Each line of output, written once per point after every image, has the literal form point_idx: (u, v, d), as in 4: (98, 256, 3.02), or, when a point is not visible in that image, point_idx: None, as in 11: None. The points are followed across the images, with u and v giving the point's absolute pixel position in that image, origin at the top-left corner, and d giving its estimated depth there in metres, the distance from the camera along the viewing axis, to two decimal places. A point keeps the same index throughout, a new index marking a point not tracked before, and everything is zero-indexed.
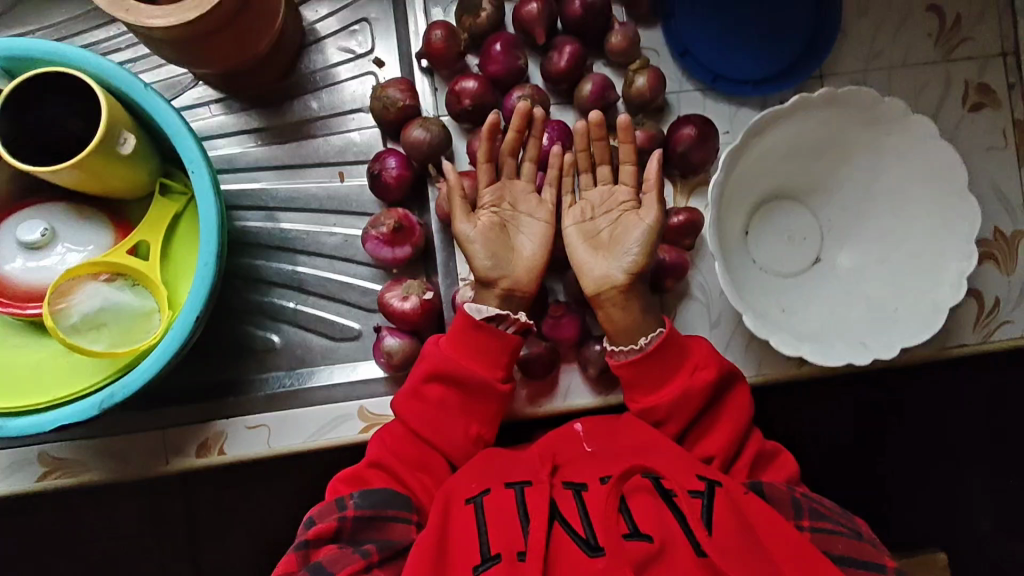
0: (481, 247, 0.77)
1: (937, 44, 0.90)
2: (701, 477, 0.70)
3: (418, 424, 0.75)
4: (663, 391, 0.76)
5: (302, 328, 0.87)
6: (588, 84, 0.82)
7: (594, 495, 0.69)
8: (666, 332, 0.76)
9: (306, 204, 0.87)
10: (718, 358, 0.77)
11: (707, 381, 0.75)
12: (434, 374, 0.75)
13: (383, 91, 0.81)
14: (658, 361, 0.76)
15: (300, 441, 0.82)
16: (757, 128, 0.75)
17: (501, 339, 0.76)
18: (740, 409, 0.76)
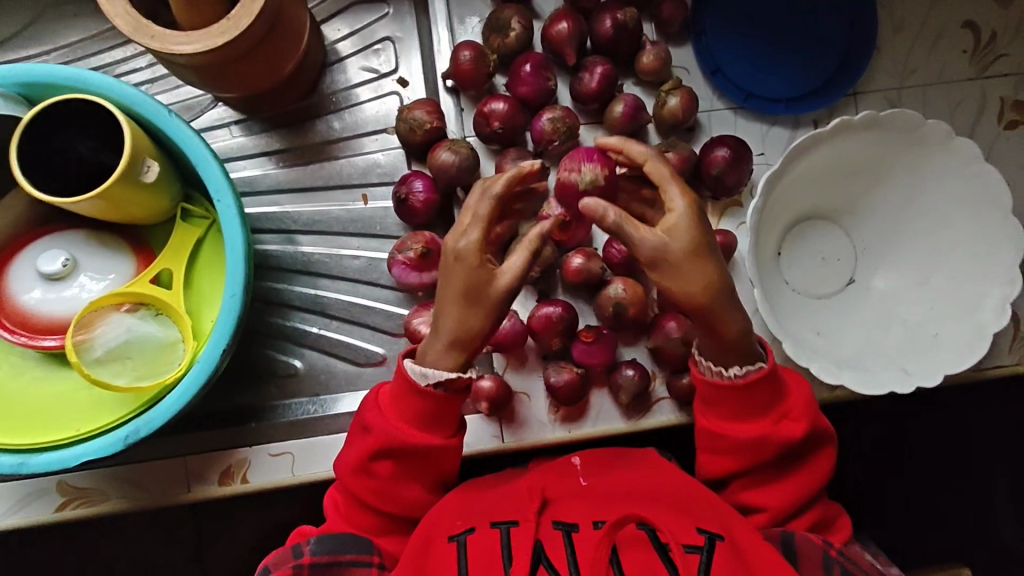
0: (452, 314, 0.64)
1: (972, 61, 0.88)
2: (703, 530, 0.66)
3: (370, 495, 0.70)
4: (749, 428, 0.68)
5: (324, 352, 0.85)
6: (620, 105, 0.81)
7: (585, 538, 0.65)
8: (766, 368, 0.66)
9: (328, 227, 0.85)
10: (814, 413, 0.69)
11: (791, 438, 0.68)
12: (382, 447, 0.69)
13: (410, 113, 0.80)
14: (753, 394, 0.67)
15: (326, 468, 0.80)
16: (798, 152, 0.73)
17: (445, 401, 0.67)
18: (813, 473, 0.72)
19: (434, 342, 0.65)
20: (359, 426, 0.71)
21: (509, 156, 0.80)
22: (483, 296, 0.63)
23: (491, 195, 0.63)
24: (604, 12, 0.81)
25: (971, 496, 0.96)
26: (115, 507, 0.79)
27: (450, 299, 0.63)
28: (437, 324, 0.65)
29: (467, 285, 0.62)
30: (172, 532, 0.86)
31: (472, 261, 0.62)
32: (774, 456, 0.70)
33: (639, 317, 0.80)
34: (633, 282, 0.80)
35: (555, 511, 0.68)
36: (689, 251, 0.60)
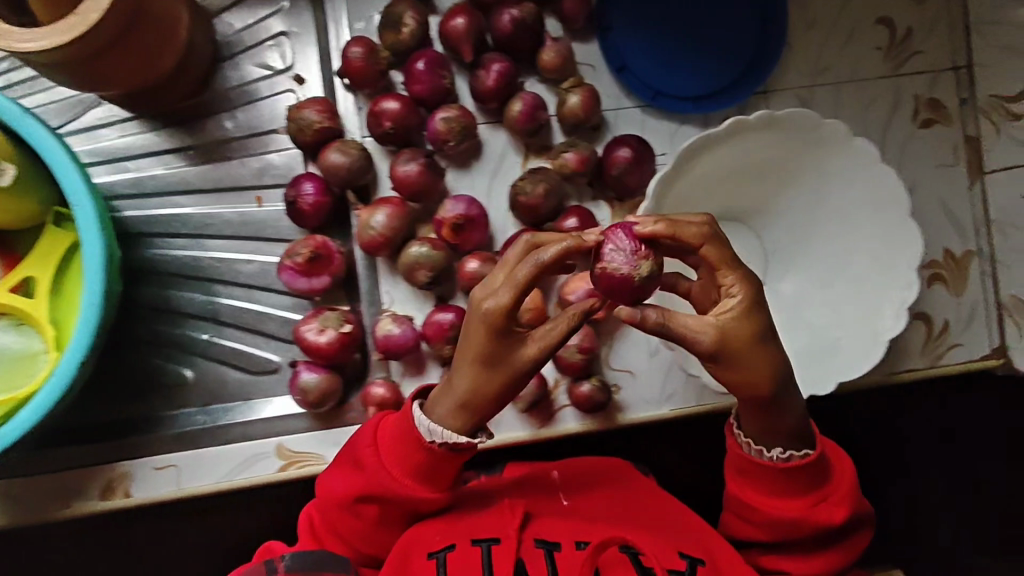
0: (478, 381, 0.61)
1: (887, 58, 0.86)
2: (685, 555, 0.66)
3: (350, 533, 0.67)
4: (794, 507, 0.64)
5: (216, 361, 0.82)
6: (518, 103, 0.78)
7: (568, 559, 0.65)
8: (814, 457, 0.63)
9: (218, 231, 0.82)
10: (856, 500, 0.66)
11: (826, 521, 0.64)
12: (368, 493, 0.65)
13: (299, 112, 0.77)
14: (795, 479, 0.64)
15: (212, 481, 0.79)
16: (690, 154, 0.70)
17: (452, 459, 0.65)
18: (847, 554, 0.67)
19: (445, 398, 0.63)
20: (353, 460, 0.67)
21: (401, 157, 0.77)
22: (507, 367, 0.60)
23: (536, 260, 0.56)
24: (501, 7, 0.77)
25: (897, 503, 0.93)
26: None
27: (466, 361, 0.61)
28: (450, 381, 0.63)
29: (486, 352, 0.60)
30: (62, 547, 0.83)
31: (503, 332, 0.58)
32: (815, 537, 0.66)
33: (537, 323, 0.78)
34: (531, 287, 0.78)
35: (541, 528, 0.68)
36: (729, 344, 0.57)
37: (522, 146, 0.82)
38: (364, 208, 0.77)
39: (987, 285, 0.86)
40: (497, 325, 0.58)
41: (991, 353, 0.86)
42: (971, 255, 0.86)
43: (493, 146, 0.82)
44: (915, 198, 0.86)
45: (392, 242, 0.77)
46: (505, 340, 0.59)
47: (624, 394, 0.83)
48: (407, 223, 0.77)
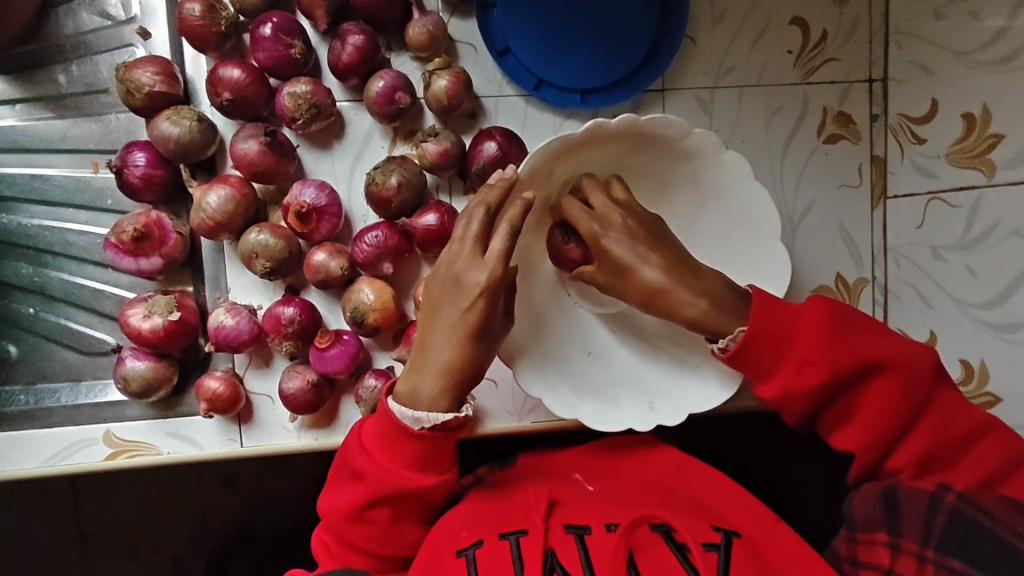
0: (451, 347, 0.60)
1: (797, 63, 0.79)
2: (719, 529, 0.64)
3: (369, 542, 0.64)
4: (768, 386, 0.60)
5: (44, 338, 0.76)
6: (378, 82, 0.71)
7: (599, 541, 0.61)
8: (750, 329, 0.59)
9: (48, 196, 0.75)
10: (835, 341, 0.59)
11: (817, 383, 0.59)
12: (375, 496, 0.62)
13: (129, 73, 0.68)
14: (754, 354, 0.59)
15: (33, 466, 0.73)
16: (545, 164, 0.64)
17: (445, 439, 0.61)
18: (902, 381, 0.58)
19: (424, 375, 0.60)
20: (348, 471, 0.64)
21: (242, 133, 0.69)
22: (485, 330, 0.60)
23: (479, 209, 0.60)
24: None
25: None
26: None
27: (445, 329, 0.60)
28: (426, 356, 0.60)
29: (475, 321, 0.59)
30: None
31: (477, 292, 0.59)
32: (819, 398, 0.60)
33: (386, 324, 0.72)
34: (383, 285, 0.72)
35: (564, 516, 0.64)
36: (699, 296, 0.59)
37: (390, 130, 0.75)
38: (199, 186, 0.70)
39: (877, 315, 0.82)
40: (490, 290, 0.59)
41: None
42: (864, 283, 0.82)
43: (358, 127, 0.75)
44: (812, 217, 0.81)
45: (232, 226, 0.70)
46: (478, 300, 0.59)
47: (485, 403, 0.78)
48: (248, 206, 0.71)
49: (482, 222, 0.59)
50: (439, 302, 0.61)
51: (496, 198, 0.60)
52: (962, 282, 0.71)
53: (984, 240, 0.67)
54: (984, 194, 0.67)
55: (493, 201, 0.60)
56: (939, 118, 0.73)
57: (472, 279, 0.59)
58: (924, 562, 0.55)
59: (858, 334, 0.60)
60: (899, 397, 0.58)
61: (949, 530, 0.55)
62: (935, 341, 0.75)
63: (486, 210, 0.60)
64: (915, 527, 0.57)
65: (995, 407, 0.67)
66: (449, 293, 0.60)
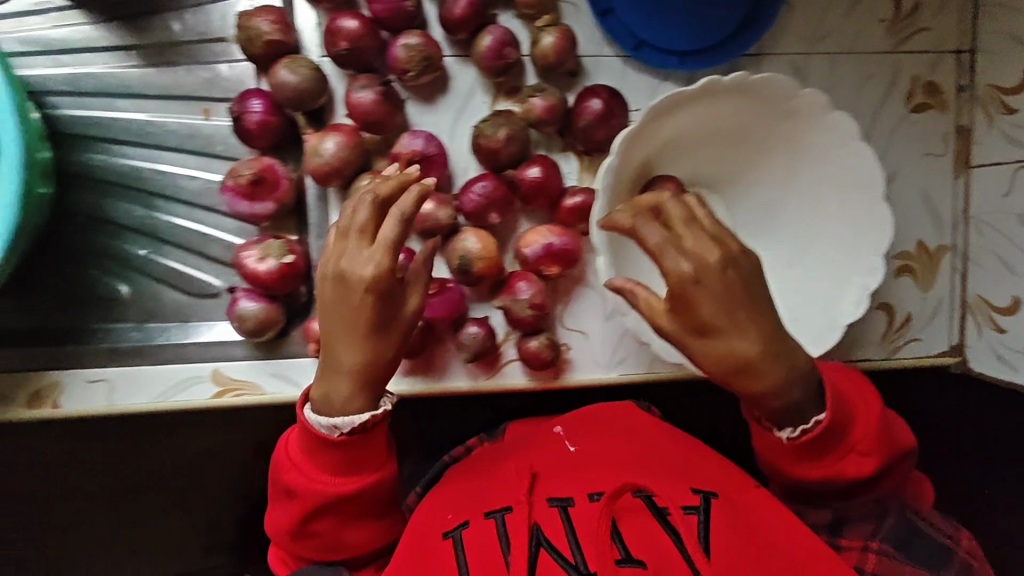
0: (350, 350, 0.60)
1: (889, 32, 0.81)
2: (698, 491, 0.64)
3: (317, 549, 0.66)
4: (812, 470, 0.61)
5: (155, 280, 0.79)
6: (486, 38, 0.72)
7: (582, 512, 0.61)
8: (827, 421, 0.58)
9: (163, 141, 0.77)
10: (881, 437, 0.62)
11: (869, 469, 0.61)
12: (314, 508, 0.63)
13: (249, 20, 0.70)
14: (820, 444, 0.59)
15: (145, 401, 0.76)
16: (653, 118, 0.66)
17: (369, 438, 0.62)
18: (902, 479, 0.66)
19: (335, 378, 0.60)
20: (280, 489, 0.65)
21: (356, 83, 0.72)
22: (379, 328, 0.60)
23: (373, 201, 0.59)
24: None
25: None
26: None
27: (337, 331, 0.60)
28: (335, 362, 0.60)
29: (368, 320, 0.59)
30: None
31: (360, 289, 0.58)
32: (843, 488, 0.63)
33: (489, 274, 0.75)
34: (486, 235, 0.74)
35: (548, 488, 0.64)
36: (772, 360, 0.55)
37: (492, 86, 0.77)
38: (314, 133, 0.72)
39: (953, 283, 0.85)
40: (376, 286, 0.58)
41: (947, 351, 0.85)
42: (944, 250, 0.84)
43: (461, 82, 0.77)
44: (897, 184, 0.83)
45: (344, 173, 0.72)
46: (387, 299, 0.60)
47: (574, 355, 0.81)
48: (359, 153, 0.72)
49: (370, 213, 0.58)
50: (327, 300, 0.60)
51: (371, 204, 0.59)
52: None
53: None
54: None
55: (384, 191, 0.59)
56: None
57: (354, 274, 0.58)
58: (866, 553, 0.62)
59: (891, 428, 0.65)
60: (905, 477, 0.67)
61: (895, 531, 0.62)
62: (1018, 307, 0.77)
63: (376, 201, 0.59)
64: (862, 529, 0.63)
65: None
66: (336, 291, 0.59)
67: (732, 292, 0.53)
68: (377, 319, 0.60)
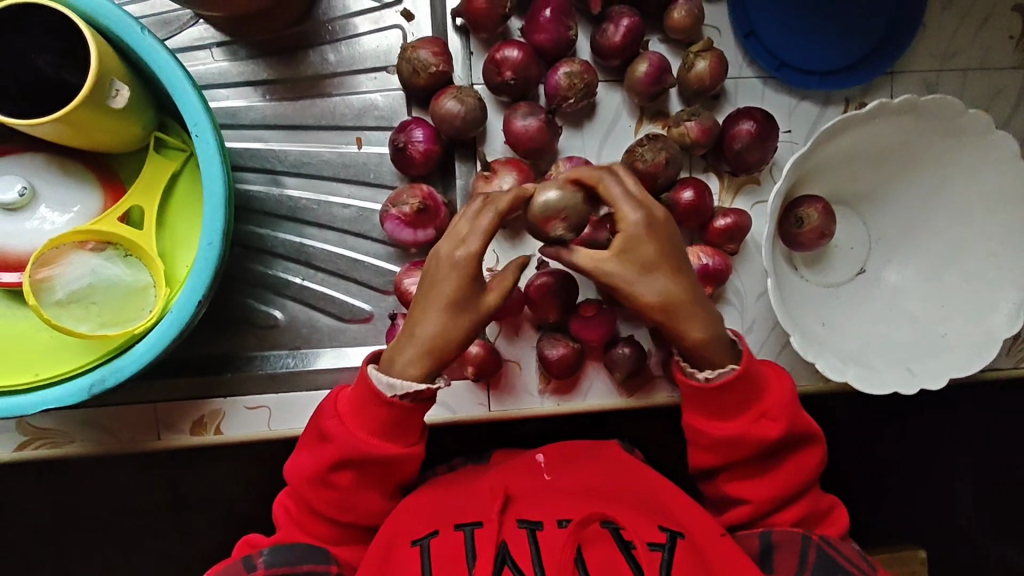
0: (433, 319, 0.65)
1: (1017, 48, 0.83)
2: (665, 529, 0.67)
3: (329, 505, 0.69)
4: (720, 426, 0.68)
5: (307, 306, 0.80)
6: (644, 64, 0.74)
7: (549, 536, 0.64)
8: (739, 371, 0.65)
9: (317, 170, 0.79)
10: (793, 410, 0.68)
11: (769, 436, 0.67)
12: (341, 459, 0.66)
13: (414, 52, 0.72)
14: (727, 395, 0.67)
15: (304, 426, 0.77)
16: (821, 140, 0.69)
17: (410, 413, 0.66)
18: (806, 468, 0.70)
19: (406, 345, 0.66)
20: (317, 435, 0.68)
21: (519, 111, 0.74)
22: (464, 306, 0.65)
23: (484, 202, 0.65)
24: None
25: (932, 486, 0.98)
26: (81, 449, 0.76)
27: (425, 307, 0.66)
28: (410, 330, 0.66)
29: (455, 297, 0.65)
30: (138, 475, 0.83)
31: (459, 267, 0.65)
32: (754, 453, 0.69)
33: None
34: None
35: (519, 509, 0.68)
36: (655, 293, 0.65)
37: (637, 109, 0.79)
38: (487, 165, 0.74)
39: None
40: (465, 268, 0.65)
41: None
42: None
43: (607, 107, 0.79)
44: None
45: None
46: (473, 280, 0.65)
47: None
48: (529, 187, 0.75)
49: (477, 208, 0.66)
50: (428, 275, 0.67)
51: (476, 209, 0.66)
52: None
53: None
54: None
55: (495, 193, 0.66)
56: None
57: (447, 256, 0.65)
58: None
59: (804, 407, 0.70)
60: (812, 467, 0.70)
61: (819, 564, 0.65)
62: None
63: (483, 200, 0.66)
64: (789, 560, 0.67)
65: None
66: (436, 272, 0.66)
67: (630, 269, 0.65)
68: (461, 296, 0.65)
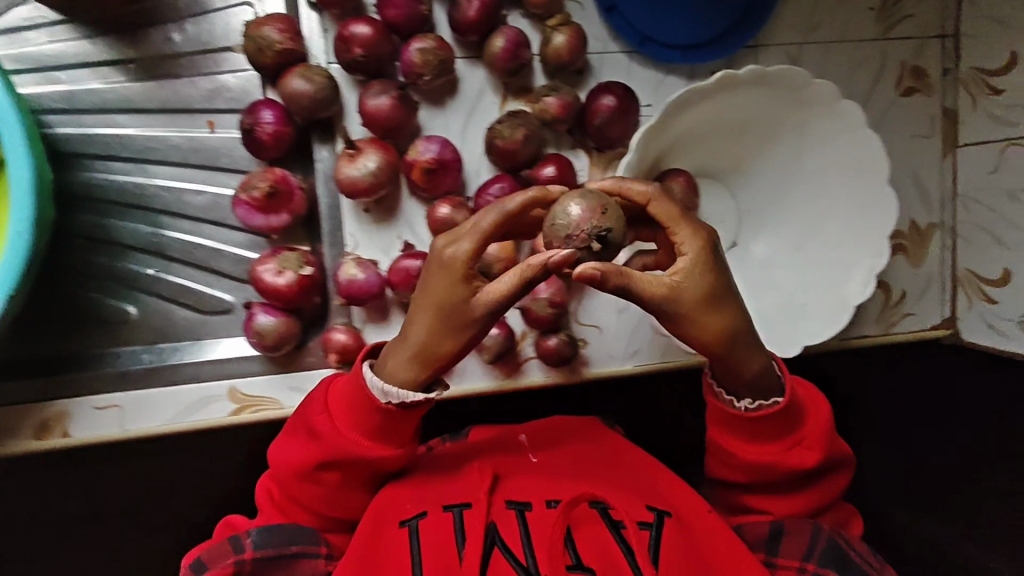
0: (427, 324, 0.57)
1: (876, 20, 0.84)
2: (653, 508, 0.64)
3: (313, 500, 0.63)
4: (749, 449, 0.63)
5: (162, 298, 0.77)
6: (500, 39, 0.72)
7: (538, 519, 0.61)
8: (782, 404, 0.60)
9: (165, 156, 0.76)
10: (831, 439, 0.63)
11: (806, 466, 0.62)
12: (330, 457, 0.61)
13: (258, 30, 0.69)
14: (769, 424, 0.61)
15: (159, 424, 0.75)
16: (664, 118, 0.69)
17: (399, 422, 0.61)
18: (832, 491, 0.66)
19: (398, 350, 0.59)
20: (306, 428, 0.63)
21: (371, 90, 0.71)
22: (456, 314, 0.56)
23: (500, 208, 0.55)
24: None
25: None
26: None
27: (420, 315, 0.58)
28: (405, 334, 0.58)
29: (446, 305, 0.56)
30: None
31: (456, 273, 0.55)
32: (793, 477, 0.64)
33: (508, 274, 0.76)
34: None
35: (507, 490, 0.64)
36: (688, 312, 0.55)
37: (501, 86, 0.77)
38: (350, 146, 0.71)
39: (944, 259, 0.89)
40: (464, 276, 0.56)
41: (937, 325, 0.89)
42: (934, 229, 0.88)
43: (470, 85, 0.77)
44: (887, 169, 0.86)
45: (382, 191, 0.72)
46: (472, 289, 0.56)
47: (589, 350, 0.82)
48: (393, 172, 0.73)
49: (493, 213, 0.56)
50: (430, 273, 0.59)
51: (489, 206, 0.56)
52: None
53: None
54: None
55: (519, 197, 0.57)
56: (1016, 69, 0.78)
57: (444, 258, 0.56)
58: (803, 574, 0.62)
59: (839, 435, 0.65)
60: (835, 491, 0.66)
61: (828, 552, 0.62)
62: (1009, 279, 0.81)
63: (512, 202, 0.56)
64: (796, 549, 0.63)
65: None
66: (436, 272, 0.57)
67: (667, 304, 0.54)
68: (459, 304, 0.56)
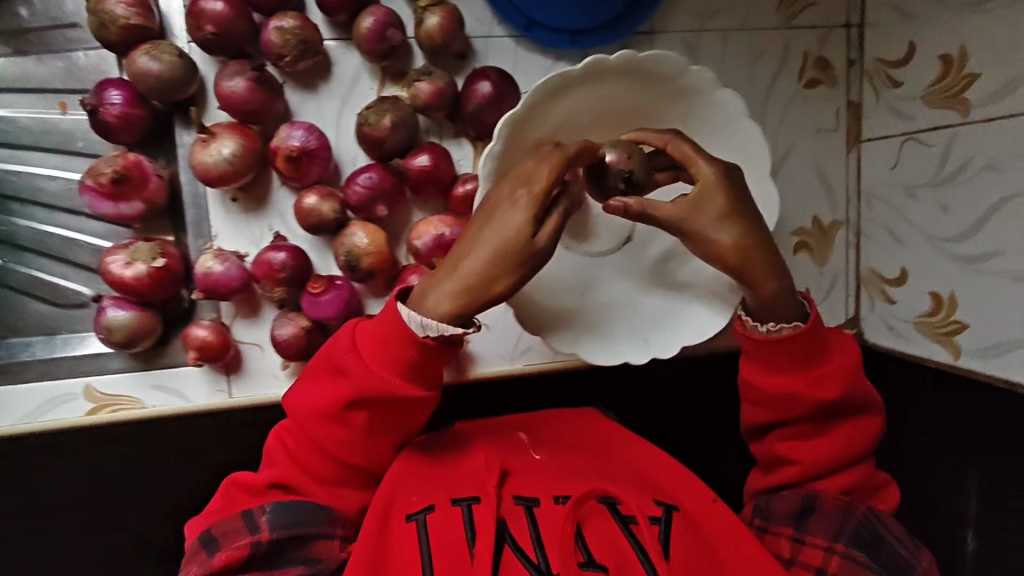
0: (479, 255, 0.59)
1: (778, 8, 0.80)
2: (661, 502, 0.64)
3: (336, 447, 0.61)
4: (774, 384, 0.63)
5: (17, 292, 0.74)
6: (368, 18, 0.68)
7: (547, 513, 0.61)
8: (802, 327, 0.61)
9: (15, 138, 0.71)
10: (851, 377, 0.63)
11: (826, 398, 0.62)
12: (357, 397, 0.60)
13: (101, 3, 0.64)
14: (786, 354, 0.62)
15: (9, 424, 0.72)
16: (525, 116, 0.63)
17: (438, 356, 0.61)
18: (857, 438, 0.65)
19: (441, 283, 0.59)
20: (330, 368, 0.62)
21: (227, 70, 0.66)
22: (527, 244, 0.59)
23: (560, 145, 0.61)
24: None
25: None
26: None
27: (482, 247, 0.59)
28: (453, 266, 0.59)
29: (513, 233, 0.59)
30: None
31: (522, 202, 0.59)
32: (807, 416, 0.64)
33: (379, 268, 0.72)
34: (376, 228, 0.72)
35: (516, 485, 0.64)
36: (717, 219, 0.61)
37: (378, 70, 0.73)
38: (205, 133, 0.67)
39: (849, 256, 0.86)
40: (537, 203, 0.59)
41: (843, 325, 0.87)
42: (838, 226, 0.85)
43: (345, 68, 0.73)
44: (789, 163, 0.83)
45: (243, 177, 0.68)
46: (529, 217, 0.59)
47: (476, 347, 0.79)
48: (256, 158, 0.68)
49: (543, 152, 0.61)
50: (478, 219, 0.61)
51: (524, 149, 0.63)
52: (934, 219, 0.74)
53: (956, 178, 0.70)
54: (958, 132, 0.70)
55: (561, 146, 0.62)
56: (915, 61, 0.75)
57: (509, 192, 0.59)
58: (830, 554, 0.61)
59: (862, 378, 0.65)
60: (869, 441, 0.65)
61: (857, 534, 0.61)
62: (906, 277, 0.79)
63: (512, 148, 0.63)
64: (826, 526, 0.63)
65: (961, 333, 0.71)
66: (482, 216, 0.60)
67: (678, 219, 0.60)
68: (504, 230, 0.59)
